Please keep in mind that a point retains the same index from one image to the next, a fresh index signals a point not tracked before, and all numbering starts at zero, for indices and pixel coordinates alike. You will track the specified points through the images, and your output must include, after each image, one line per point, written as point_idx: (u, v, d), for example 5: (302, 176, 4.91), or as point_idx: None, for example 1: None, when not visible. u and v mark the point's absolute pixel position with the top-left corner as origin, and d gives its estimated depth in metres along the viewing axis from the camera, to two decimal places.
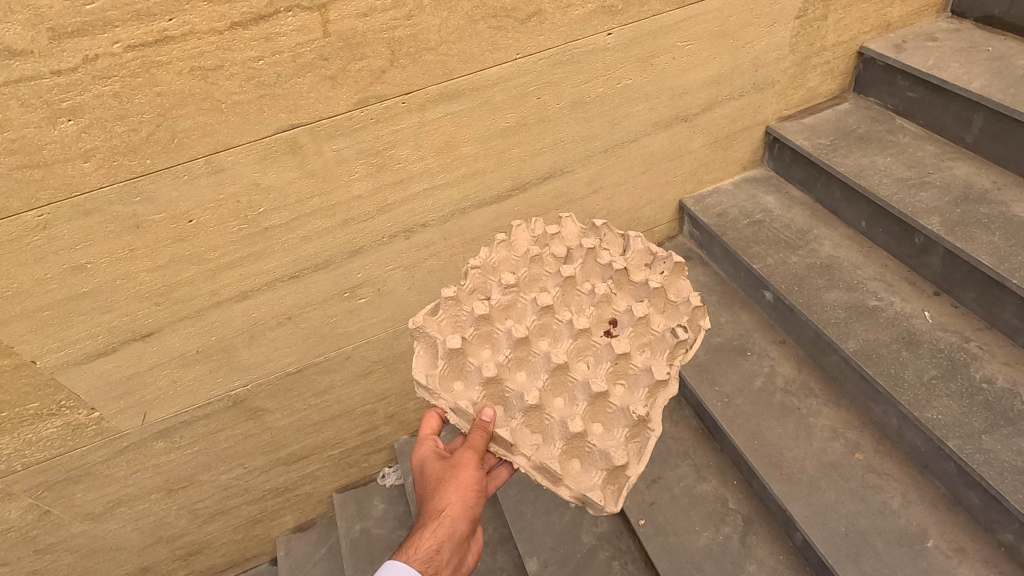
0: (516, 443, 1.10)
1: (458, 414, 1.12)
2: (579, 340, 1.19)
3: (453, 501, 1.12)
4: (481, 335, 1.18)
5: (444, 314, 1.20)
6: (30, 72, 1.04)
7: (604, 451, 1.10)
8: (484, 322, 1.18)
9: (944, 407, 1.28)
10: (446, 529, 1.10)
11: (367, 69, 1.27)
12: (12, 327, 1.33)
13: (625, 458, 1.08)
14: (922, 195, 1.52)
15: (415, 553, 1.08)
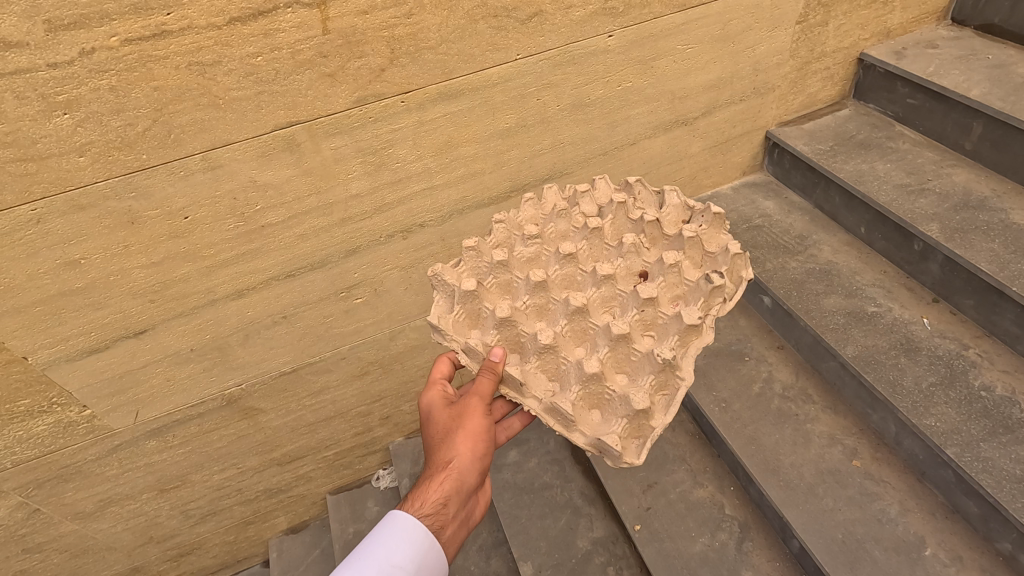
0: (526, 384, 1.07)
1: (470, 355, 1.12)
2: (602, 289, 1.14)
3: (462, 454, 1.09)
4: (501, 284, 1.15)
5: (466, 264, 1.18)
6: (26, 65, 1.03)
7: (623, 396, 1.02)
8: (502, 271, 1.16)
9: (943, 414, 1.27)
10: (453, 482, 1.08)
11: (366, 67, 1.26)
12: (4, 322, 1.32)
13: (646, 403, 1.00)
14: (922, 202, 1.51)
15: (422, 506, 1.08)
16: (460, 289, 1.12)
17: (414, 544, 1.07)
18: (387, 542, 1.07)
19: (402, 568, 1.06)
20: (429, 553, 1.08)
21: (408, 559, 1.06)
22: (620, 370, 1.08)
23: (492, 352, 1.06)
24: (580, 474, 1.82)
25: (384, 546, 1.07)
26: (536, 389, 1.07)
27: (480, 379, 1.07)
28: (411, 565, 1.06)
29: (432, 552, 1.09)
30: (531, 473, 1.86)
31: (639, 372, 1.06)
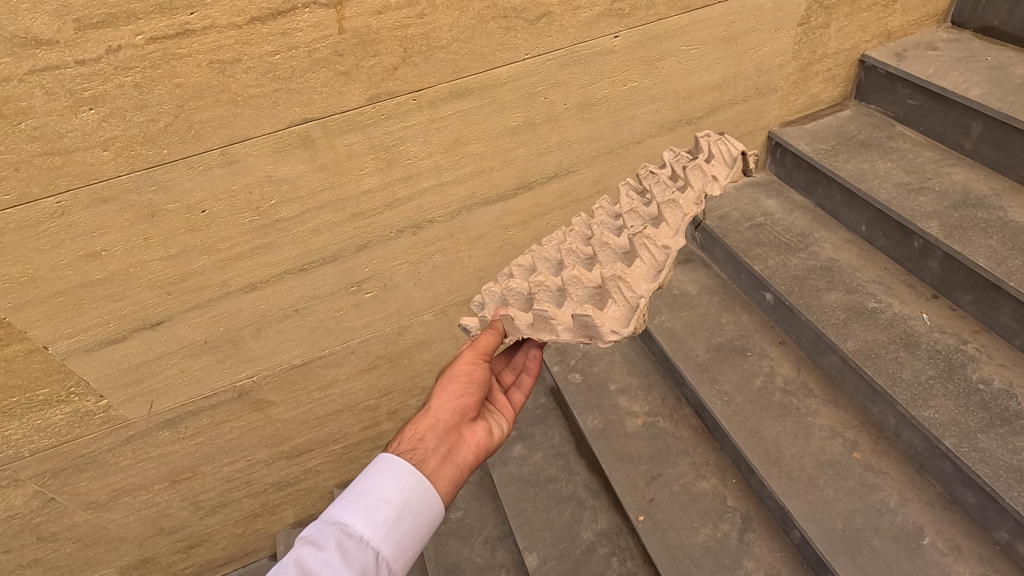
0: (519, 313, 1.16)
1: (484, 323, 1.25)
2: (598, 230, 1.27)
3: (438, 395, 1.17)
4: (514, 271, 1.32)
5: None
6: (56, 62, 1.08)
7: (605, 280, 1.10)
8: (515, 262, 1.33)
9: (941, 406, 1.30)
10: (429, 419, 1.14)
11: (379, 65, 1.30)
12: (26, 311, 1.35)
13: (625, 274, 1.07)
14: (922, 200, 1.54)
15: (401, 445, 1.12)
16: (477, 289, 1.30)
17: (398, 476, 1.06)
18: (372, 478, 1.07)
19: (389, 502, 1.04)
20: (414, 487, 1.07)
21: (394, 493, 1.05)
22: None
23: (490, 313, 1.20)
24: (584, 468, 1.85)
25: (369, 483, 1.06)
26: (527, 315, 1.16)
27: (482, 335, 1.18)
28: (397, 498, 1.05)
29: (417, 487, 1.07)
30: (536, 466, 1.89)
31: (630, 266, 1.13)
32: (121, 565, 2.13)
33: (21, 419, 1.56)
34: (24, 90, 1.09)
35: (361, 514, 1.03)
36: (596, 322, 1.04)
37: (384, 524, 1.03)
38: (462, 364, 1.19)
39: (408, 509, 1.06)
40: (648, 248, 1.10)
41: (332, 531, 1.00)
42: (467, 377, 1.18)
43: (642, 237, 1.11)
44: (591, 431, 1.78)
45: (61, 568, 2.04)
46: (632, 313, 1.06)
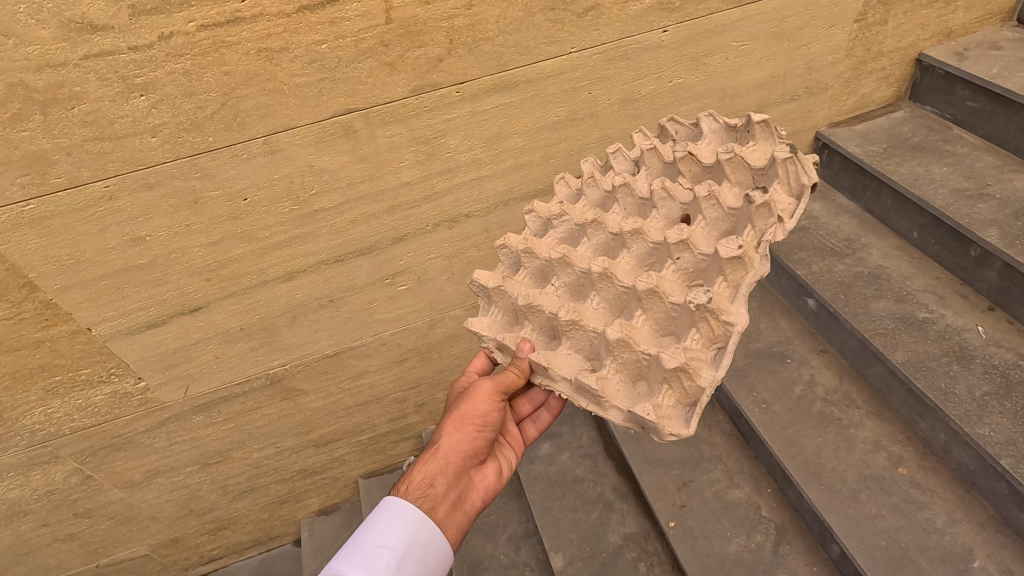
0: (551, 365, 1.04)
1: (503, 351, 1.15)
2: (635, 249, 1.10)
3: (451, 434, 1.13)
4: (532, 272, 1.17)
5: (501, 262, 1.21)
6: (110, 47, 1.09)
7: (656, 359, 0.96)
8: (530, 258, 1.16)
9: (997, 424, 1.24)
10: (440, 460, 1.12)
11: (425, 56, 1.29)
12: (72, 293, 1.38)
13: (682, 359, 0.92)
14: (980, 207, 1.47)
15: (410, 486, 1.12)
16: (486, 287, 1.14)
17: (400, 519, 1.06)
18: (374, 524, 1.08)
19: (390, 548, 1.04)
20: (419, 528, 1.06)
21: (397, 538, 1.05)
22: (660, 330, 1.01)
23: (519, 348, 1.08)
24: (613, 470, 1.82)
25: (371, 529, 1.08)
26: (562, 370, 1.04)
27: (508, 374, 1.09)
28: (399, 542, 1.05)
29: (421, 531, 1.07)
30: (564, 466, 1.87)
31: (681, 328, 0.99)
32: (152, 543, 2.19)
33: (64, 398, 1.60)
34: (79, 75, 1.10)
35: (360, 562, 1.03)
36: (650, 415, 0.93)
37: (384, 570, 1.03)
38: (479, 404, 1.15)
39: (412, 553, 1.05)
40: (709, 322, 0.94)
41: None
42: (480, 422, 1.15)
43: (703, 309, 0.93)
44: (623, 434, 1.75)
45: (95, 544, 2.09)
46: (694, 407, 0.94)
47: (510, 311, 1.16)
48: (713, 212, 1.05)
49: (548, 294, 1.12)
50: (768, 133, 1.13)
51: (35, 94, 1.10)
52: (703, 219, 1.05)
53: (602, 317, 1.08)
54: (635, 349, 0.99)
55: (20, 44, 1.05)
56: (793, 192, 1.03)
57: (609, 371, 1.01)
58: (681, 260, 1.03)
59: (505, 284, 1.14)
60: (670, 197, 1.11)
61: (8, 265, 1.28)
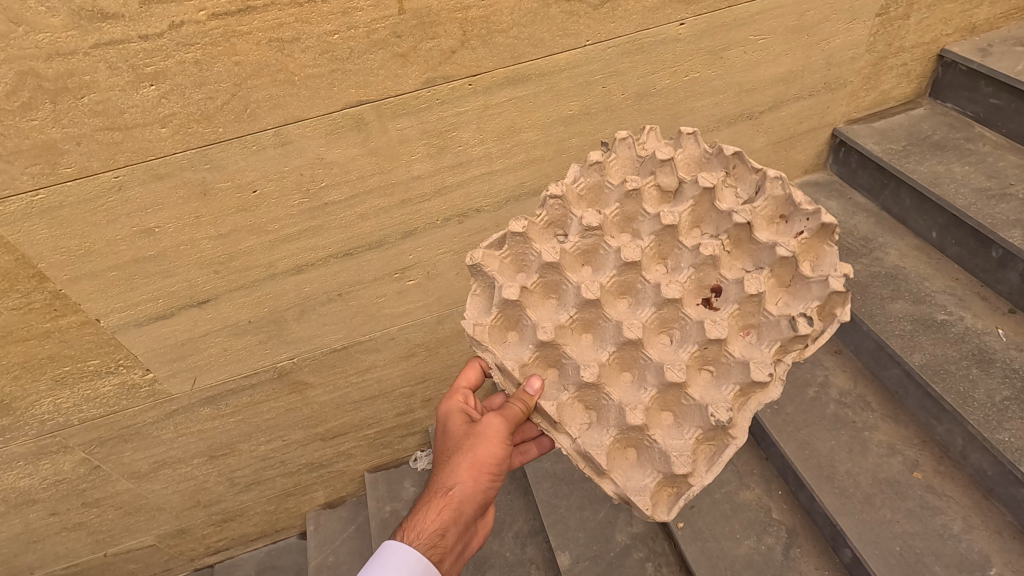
0: (562, 422, 1.07)
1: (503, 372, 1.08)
2: (664, 310, 1.07)
3: (466, 484, 1.11)
4: (547, 285, 1.10)
5: (508, 251, 1.11)
6: (120, 36, 1.07)
7: (664, 453, 1.02)
8: (550, 272, 1.09)
9: (1017, 429, 1.21)
10: (452, 512, 1.10)
11: (438, 48, 1.27)
12: (82, 284, 1.38)
13: (688, 467, 1.00)
14: (1003, 207, 1.44)
15: (420, 536, 1.09)
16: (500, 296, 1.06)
17: (401, 565, 1.06)
18: (376, 566, 1.08)
19: None
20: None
21: None
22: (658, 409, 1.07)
23: (529, 384, 1.04)
24: None
25: (373, 570, 1.08)
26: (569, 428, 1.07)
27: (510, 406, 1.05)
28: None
29: None
30: (571, 464, 1.86)
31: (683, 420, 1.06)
32: (159, 534, 2.19)
33: (72, 388, 1.60)
34: (89, 63, 1.09)
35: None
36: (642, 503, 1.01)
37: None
38: (492, 457, 1.12)
39: None
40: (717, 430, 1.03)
41: None
42: (493, 475, 1.13)
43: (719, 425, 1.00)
44: None
45: (103, 533, 2.10)
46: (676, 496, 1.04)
47: (513, 317, 1.09)
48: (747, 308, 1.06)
49: (565, 330, 1.09)
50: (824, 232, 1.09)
51: (45, 83, 1.09)
52: (738, 307, 1.06)
53: (615, 376, 1.09)
54: (644, 433, 1.04)
55: (30, 32, 1.03)
56: (824, 319, 1.06)
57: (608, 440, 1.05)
58: (708, 350, 1.05)
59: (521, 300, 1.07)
60: (712, 265, 1.09)
61: (17, 255, 1.28)
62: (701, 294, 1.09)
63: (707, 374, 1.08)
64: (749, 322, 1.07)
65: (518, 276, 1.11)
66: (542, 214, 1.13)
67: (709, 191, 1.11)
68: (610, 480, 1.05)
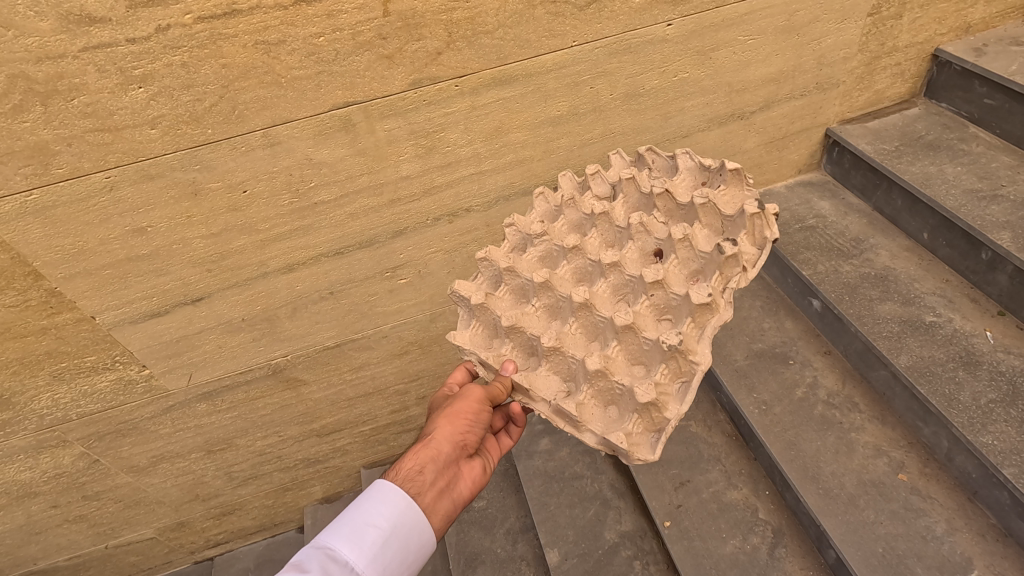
0: (533, 388, 1.10)
1: (485, 368, 1.16)
2: (612, 276, 1.14)
3: (442, 425, 1.12)
4: (513, 289, 1.21)
5: (486, 278, 1.25)
6: (108, 40, 1.09)
7: (630, 391, 1.03)
8: (512, 277, 1.20)
9: (1002, 432, 1.21)
10: (431, 451, 1.10)
11: (423, 50, 1.27)
12: (76, 282, 1.40)
13: (653, 395, 1.00)
14: (993, 209, 1.43)
15: (398, 473, 1.09)
16: (471, 303, 1.18)
17: (388, 502, 1.04)
18: (363, 503, 1.04)
19: (376, 527, 1.02)
20: (404, 512, 1.05)
21: (384, 519, 1.03)
22: (634, 361, 1.08)
23: (502, 367, 1.11)
24: (611, 467, 1.81)
25: (358, 508, 1.05)
26: (543, 392, 1.10)
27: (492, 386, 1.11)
28: (385, 524, 1.03)
29: (409, 514, 1.05)
30: (562, 462, 1.87)
31: (653, 362, 1.06)
32: (159, 526, 2.23)
33: (70, 383, 1.63)
34: (78, 66, 1.11)
35: (347, 538, 1.01)
36: (622, 449, 1.01)
37: (369, 549, 1.01)
38: (471, 402, 1.13)
39: (396, 535, 1.03)
40: (678, 360, 1.02)
41: (317, 555, 0.99)
42: (473, 415, 1.13)
43: (673, 348, 1.01)
44: None
45: (104, 525, 2.14)
46: (656, 436, 1.02)
47: (491, 327, 1.20)
48: (682, 254, 1.10)
49: (532, 317, 1.16)
50: (738, 180, 1.15)
51: (35, 85, 1.11)
52: (678, 257, 1.10)
53: (580, 344, 1.13)
54: (611, 380, 1.06)
55: (19, 36, 1.05)
56: (757, 244, 1.07)
57: (586, 397, 1.08)
58: (655, 297, 1.09)
59: (490, 304, 1.18)
60: (645, 231, 1.15)
61: (13, 254, 1.31)
62: (647, 260, 1.15)
63: (667, 323, 1.09)
64: (694, 267, 1.09)
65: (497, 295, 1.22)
66: (506, 242, 1.28)
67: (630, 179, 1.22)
68: (589, 431, 1.06)
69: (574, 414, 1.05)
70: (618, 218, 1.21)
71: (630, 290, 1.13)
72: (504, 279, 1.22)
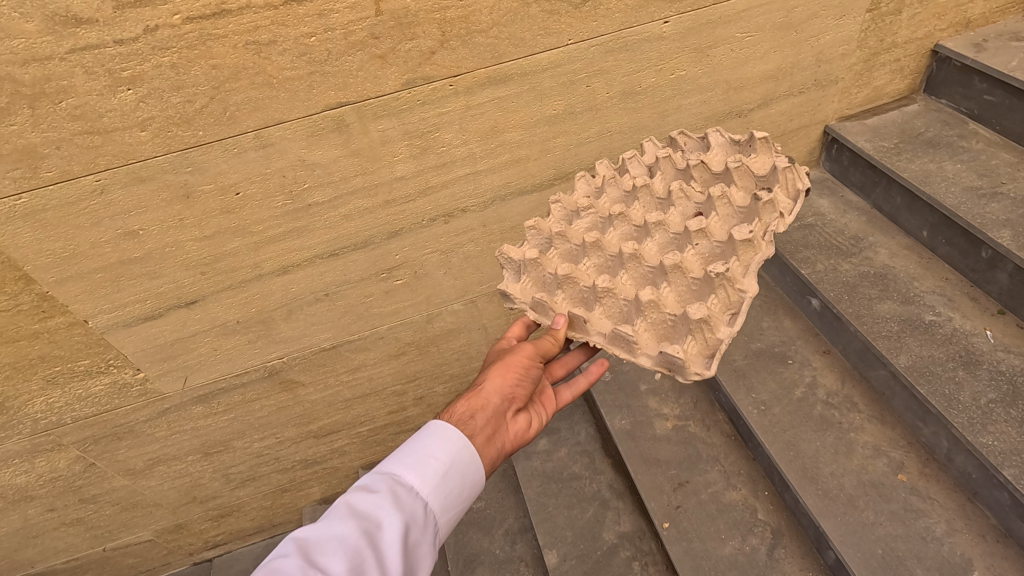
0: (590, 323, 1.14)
1: (539, 312, 1.18)
2: (655, 233, 1.19)
3: (494, 376, 1.14)
4: (561, 250, 1.23)
5: (536, 242, 1.24)
6: (95, 41, 1.08)
7: (682, 318, 1.06)
8: (561, 241, 1.23)
9: (1002, 433, 1.20)
10: (481, 400, 1.11)
11: (417, 49, 1.26)
12: (68, 286, 1.39)
13: (705, 313, 1.03)
14: (993, 206, 1.42)
15: (449, 417, 1.09)
16: (522, 260, 1.19)
17: (445, 436, 1.02)
18: (421, 438, 1.02)
19: (437, 459, 0.99)
20: (461, 451, 1.02)
21: (446, 453, 1.00)
22: (685, 298, 1.11)
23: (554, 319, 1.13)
24: (610, 467, 1.80)
25: (417, 441, 1.02)
26: (598, 326, 1.14)
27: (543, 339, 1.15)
28: (445, 456, 1.00)
29: (467, 453, 1.03)
30: (560, 463, 1.85)
31: (703, 296, 1.10)
32: (157, 529, 2.22)
33: (64, 387, 1.62)
34: (65, 68, 1.09)
35: (410, 466, 0.98)
36: (679, 362, 1.03)
37: (432, 478, 0.98)
38: (521, 356, 1.16)
39: (455, 469, 1.00)
40: (725, 290, 1.06)
41: (382, 479, 0.95)
42: (523, 369, 1.15)
43: (721, 278, 1.05)
44: (619, 432, 1.73)
45: (101, 528, 2.14)
46: (710, 349, 1.04)
47: (542, 281, 1.20)
48: (721, 206, 1.15)
49: (582, 270, 1.19)
50: (767, 147, 1.20)
51: (22, 88, 1.09)
52: (717, 211, 1.15)
53: (630, 287, 1.16)
54: (664, 313, 1.09)
55: (5, 38, 1.04)
56: (790, 195, 1.12)
57: (640, 328, 1.11)
58: (699, 246, 1.14)
59: (542, 259, 1.19)
60: (684, 196, 1.21)
61: (3, 258, 1.29)
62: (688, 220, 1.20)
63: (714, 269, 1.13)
64: (734, 215, 1.14)
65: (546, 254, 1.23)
66: (552, 216, 1.27)
67: (665, 158, 1.29)
68: (646, 355, 1.09)
69: (632, 338, 1.07)
70: (658, 189, 1.25)
71: (680, 236, 1.17)
72: (552, 242, 1.23)
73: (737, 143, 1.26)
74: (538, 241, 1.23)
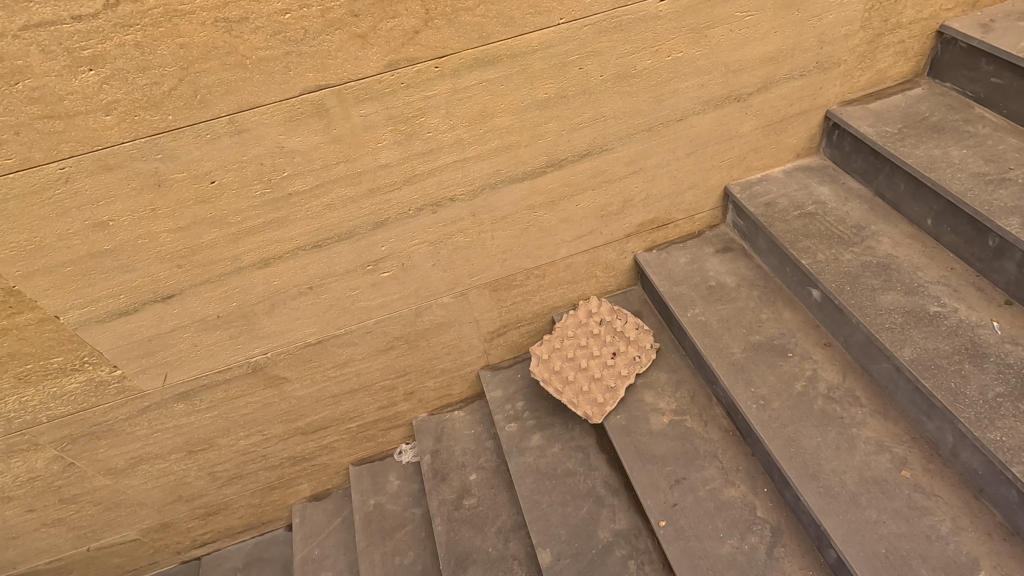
0: (557, 389, 1.80)
1: (540, 365, 1.84)
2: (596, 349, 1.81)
3: None
4: (554, 350, 1.85)
5: (541, 353, 1.86)
6: (51, 17, 1.00)
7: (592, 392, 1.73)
8: (552, 350, 1.85)
9: (1010, 428, 1.15)
10: None
11: (399, 28, 1.19)
12: (36, 280, 1.32)
13: (603, 402, 1.71)
14: (1001, 193, 1.37)
15: None
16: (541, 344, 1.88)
17: None
18: None
19: None
20: None
21: None
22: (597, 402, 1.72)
23: None
24: (605, 463, 1.75)
25: None
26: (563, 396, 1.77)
27: None
28: None
29: None
30: (554, 458, 1.79)
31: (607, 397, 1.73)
32: (142, 528, 2.17)
33: (37, 386, 1.56)
34: (19, 47, 1.02)
35: None
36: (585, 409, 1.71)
37: None
38: None
39: None
40: (616, 389, 1.73)
41: None
42: None
43: (612, 398, 1.72)
44: (614, 428, 1.69)
45: (85, 528, 2.08)
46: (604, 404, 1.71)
47: (544, 358, 1.85)
48: (624, 349, 1.80)
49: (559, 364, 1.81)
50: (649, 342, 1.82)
51: None
52: (625, 355, 1.79)
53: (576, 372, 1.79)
54: (589, 395, 1.73)
55: None
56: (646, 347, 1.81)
57: (575, 389, 1.77)
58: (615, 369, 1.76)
59: (543, 348, 1.86)
60: (614, 346, 1.81)
61: None
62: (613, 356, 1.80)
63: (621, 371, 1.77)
64: (630, 364, 1.78)
65: (545, 358, 1.85)
66: (547, 340, 1.88)
67: (613, 310, 1.88)
68: (579, 407, 1.73)
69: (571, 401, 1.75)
70: (604, 336, 1.83)
71: (615, 372, 1.75)
72: (549, 343, 1.87)
73: (639, 326, 1.84)
74: (542, 350, 1.86)
